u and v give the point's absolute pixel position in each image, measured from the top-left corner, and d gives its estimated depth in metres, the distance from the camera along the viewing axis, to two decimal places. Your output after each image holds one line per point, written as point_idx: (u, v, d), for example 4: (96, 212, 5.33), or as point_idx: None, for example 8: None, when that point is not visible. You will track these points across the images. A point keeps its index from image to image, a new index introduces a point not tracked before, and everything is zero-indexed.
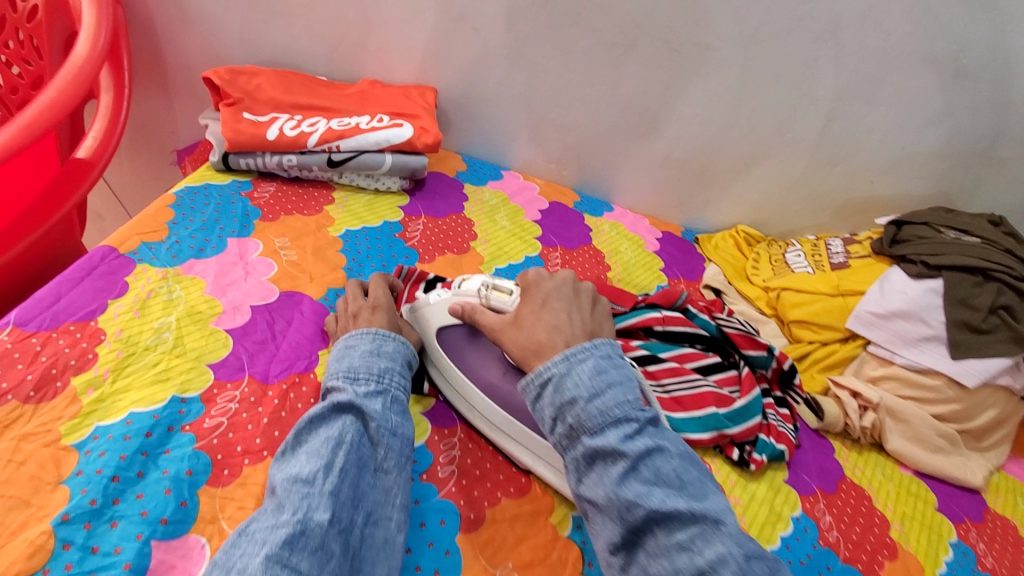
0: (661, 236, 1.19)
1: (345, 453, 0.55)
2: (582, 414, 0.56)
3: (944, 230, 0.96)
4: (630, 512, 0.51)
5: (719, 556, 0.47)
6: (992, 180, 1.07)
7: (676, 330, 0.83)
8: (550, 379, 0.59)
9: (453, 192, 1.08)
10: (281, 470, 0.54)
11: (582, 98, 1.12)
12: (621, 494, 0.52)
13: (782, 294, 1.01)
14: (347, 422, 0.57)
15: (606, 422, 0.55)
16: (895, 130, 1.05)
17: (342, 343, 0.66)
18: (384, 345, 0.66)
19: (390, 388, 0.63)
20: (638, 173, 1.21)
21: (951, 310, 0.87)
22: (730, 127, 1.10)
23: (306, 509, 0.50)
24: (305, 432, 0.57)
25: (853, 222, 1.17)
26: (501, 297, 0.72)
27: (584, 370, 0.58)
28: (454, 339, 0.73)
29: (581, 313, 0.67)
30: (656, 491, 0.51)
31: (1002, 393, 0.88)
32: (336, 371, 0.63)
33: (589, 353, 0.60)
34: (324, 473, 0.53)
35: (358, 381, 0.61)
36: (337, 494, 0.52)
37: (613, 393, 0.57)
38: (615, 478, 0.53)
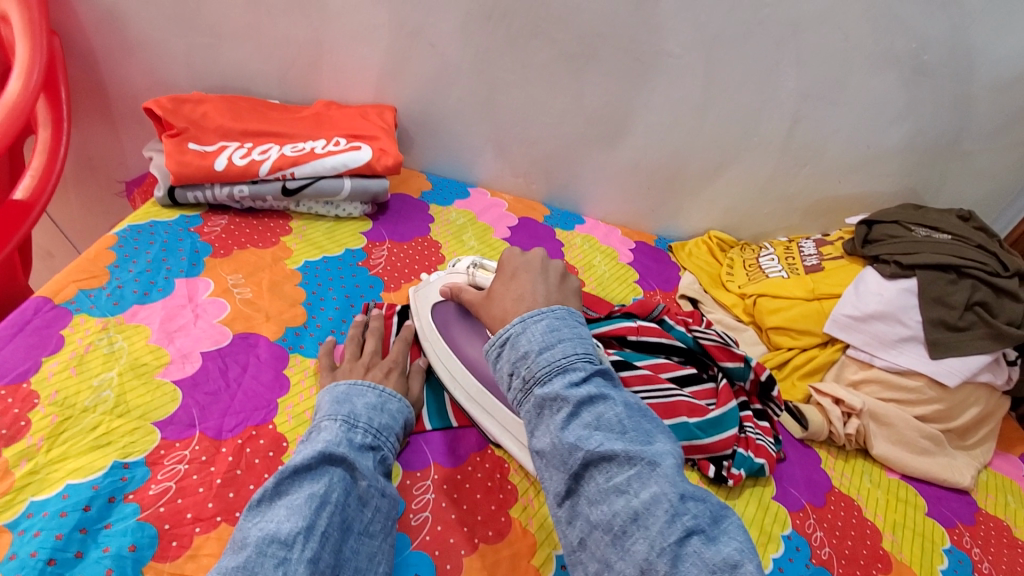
0: (634, 246, 1.18)
1: (329, 514, 0.50)
2: (531, 364, 0.50)
3: (915, 229, 0.96)
4: (571, 457, 0.46)
5: (654, 497, 0.42)
6: (956, 174, 1.08)
7: (650, 341, 0.81)
8: (506, 337, 0.53)
9: (418, 213, 1.04)
10: (254, 525, 0.49)
11: (546, 111, 1.10)
12: (563, 439, 0.46)
13: (758, 300, 0.99)
14: (334, 477, 0.53)
15: (554, 370, 0.49)
16: (860, 130, 1.05)
17: (339, 389, 0.64)
18: (388, 403, 0.64)
19: (383, 446, 0.60)
20: (607, 184, 1.19)
21: (927, 309, 0.86)
22: (697, 134, 1.09)
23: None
24: (287, 482, 0.52)
25: (822, 222, 1.18)
26: (484, 275, 0.76)
27: (537, 325, 0.52)
28: (446, 314, 0.77)
29: (549, 284, 0.60)
30: (597, 436, 0.46)
31: (984, 388, 0.87)
32: (334, 414, 0.59)
33: (545, 311, 0.54)
34: (305, 536, 0.48)
35: (356, 429, 0.59)
36: (316, 561, 0.47)
37: (564, 343, 0.51)
38: (558, 424, 0.47)
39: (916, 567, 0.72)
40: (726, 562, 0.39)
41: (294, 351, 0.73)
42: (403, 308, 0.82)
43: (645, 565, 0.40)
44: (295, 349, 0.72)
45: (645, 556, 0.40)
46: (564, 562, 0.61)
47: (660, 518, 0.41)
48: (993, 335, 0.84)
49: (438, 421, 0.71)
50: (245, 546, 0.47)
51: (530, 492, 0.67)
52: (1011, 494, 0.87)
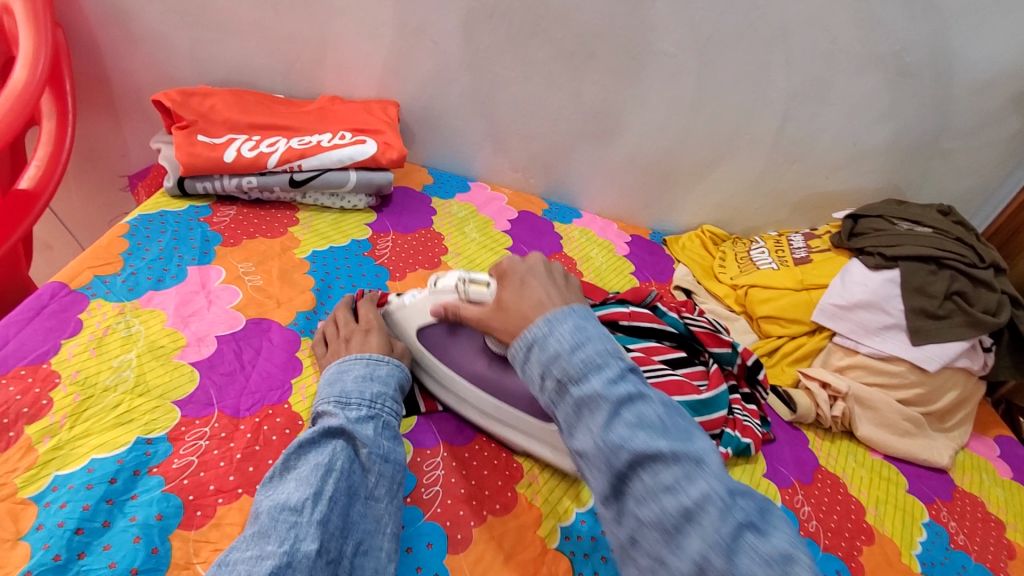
0: (630, 239, 1.21)
1: (335, 480, 0.53)
2: (566, 365, 0.49)
3: (898, 222, 1.01)
4: (617, 459, 0.45)
5: (706, 496, 0.42)
6: (937, 171, 1.13)
7: (643, 326, 0.84)
8: (533, 339, 0.51)
9: (421, 206, 1.07)
10: (267, 496, 0.53)
11: (545, 108, 1.13)
12: (608, 441, 0.45)
13: (749, 290, 1.03)
14: (337, 448, 0.56)
15: (590, 369, 0.48)
16: (846, 128, 1.09)
17: (334, 368, 0.65)
18: (378, 370, 0.65)
19: (381, 413, 0.61)
20: (604, 179, 1.22)
21: (908, 298, 0.90)
22: (690, 131, 1.13)
23: (293, 539, 0.48)
24: (293, 457, 0.55)
25: (810, 217, 1.22)
26: (479, 290, 0.67)
27: (563, 325, 0.51)
28: (435, 338, 0.72)
29: (558, 288, 0.58)
30: (641, 434, 0.45)
31: (961, 373, 0.91)
32: (328, 395, 0.61)
33: (569, 310, 0.52)
34: (313, 501, 0.51)
35: (352, 404, 0.61)
36: (325, 523, 0.51)
37: (594, 341, 0.50)
38: (601, 425, 0.46)
39: (898, 539, 0.76)
40: (780, 554, 0.40)
41: (305, 336, 0.75)
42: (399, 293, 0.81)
43: (706, 565, 0.40)
44: (307, 333, 0.75)
45: (704, 555, 0.41)
46: (567, 533, 0.64)
47: (712, 515, 0.42)
48: (969, 323, 0.89)
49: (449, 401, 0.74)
50: (259, 515, 0.51)
51: (535, 469, 0.70)
52: (987, 474, 0.91)
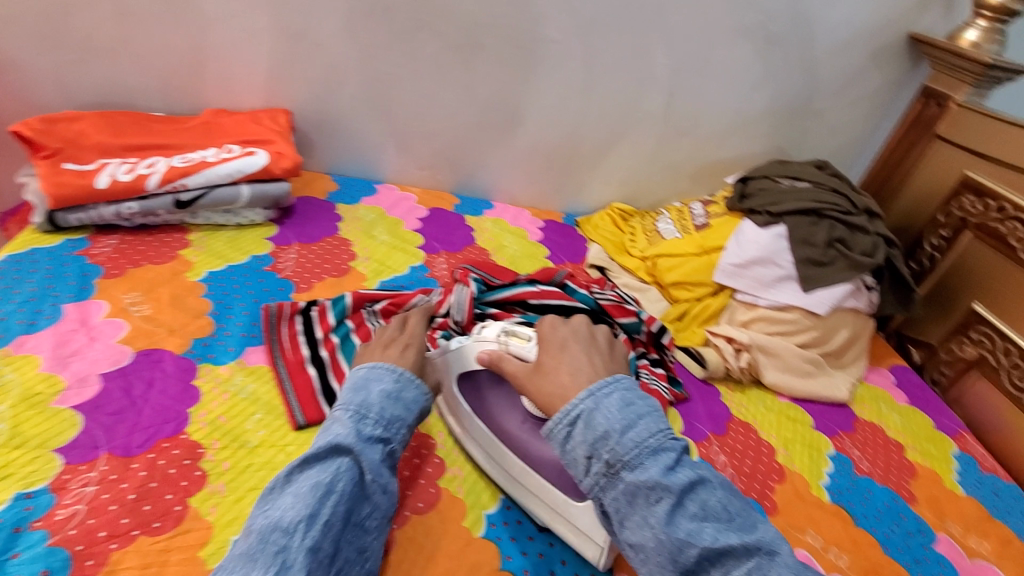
0: (543, 224, 1.23)
1: (333, 504, 0.51)
2: (618, 449, 0.52)
3: (781, 181, 1.08)
4: (682, 552, 0.48)
5: None
6: (814, 130, 1.22)
7: (552, 303, 0.87)
8: (578, 415, 0.55)
9: (325, 213, 1.04)
10: (262, 511, 0.51)
11: (442, 103, 1.13)
12: (672, 534, 0.48)
13: (657, 261, 1.08)
14: (341, 467, 0.54)
15: (644, 454, 0.52)
16: (728, 97, 1.15)
17: (362, 374, 0.64)
18: (405, 391, 0.63)
19: (394, 438, 0.59)
20: (511, 168, 1.23)
21: (796, 250, 0.97)
22: (587, 112, 1.16)
23: (281, 563, 0.46)
24: (295, 471, 0.54)
25: (709, 185, 1.29)
26: (522, 345, 0.67)
27: (611, 404, 0.55)
28: (475, 389, 0.74)
29: (600, 355, 0.64)
30: (708, 528, 0.49)
31: (850, 313, 0.99)
32: (349, 402, 0.60)
33: (612, 385, 0.57)
34: (307, 525, 0.49)
35: (368, 422, 0.58)
36: (315, 550, 0.48)
37: (644, 420, 0.54)
38: (663, 517, 0.49)
39: (806, 473, 0.82)
40: None
41: (203, 361, 0.71)
42: (307, 302, 0.82)
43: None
44: (203, 359, 0.71)
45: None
46: (494, 519, 0.65)
47: None
48: (850, 266, 0.96)
49: None
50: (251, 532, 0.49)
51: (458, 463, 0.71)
52: (883, 401, 1.00)
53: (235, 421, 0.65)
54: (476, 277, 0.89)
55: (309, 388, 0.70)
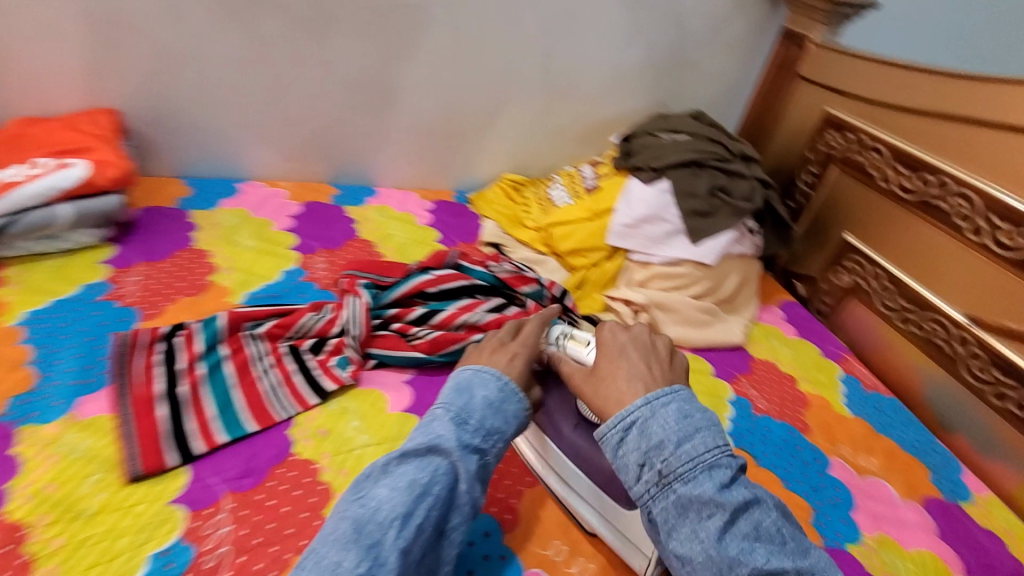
0: (432, 206, 1.16)
1: (428, 506, 0.48)
2: (673, 460, 0.50)
3: (662, 135, 1.08)
4: (735, 567, 0.46)
5: None
6: (690, 80, 1.22)
7: (450, 287, 0.84)
8: (633, 421, 0.53)
9: (176, 224, 0.91)
10: (356, 500, 0.49)
11: (300, 85, 1.02)
12: (724, 552, 0.47)
13: (551, 230, 1.05)
14: (438, 469, 0.50)
15: (699, 468, 0.50)
16: (603, 54, 1.13)
17: (460, 376, 0.59)
18: (505, 405, 0.57)
19: (490, 451, 0.55)
20: (391, 148, 1.14)
21: (681, 203, 0.98)
22: (462, 82, 1.09)
23: (372, 561, 0.44)
24: (394, 462, 0.51)
25: (598, 145, 1.27)
26: (579, 347, 0.66)
27: (669, 413, 0.53)
28: None
29: (661, 364, 0.60)
30: (761, 549, 0.47)
31: (737, 258, 1.02)
32: (450, 404, 0.56)
33: (671, 394, 0.55)
34: (402, 522, 0.46)
35: (468, 428, 0.54)
36: (407, 552, 0.46)
37: (702, 433, 0.52)
38: (715, 533, 0.47)
39: None
40: None
41: (23, 424, 0.60)
42: (170, 326, 0.72)
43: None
44: (22, 421, 0.60)
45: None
46: None
47: None
48: (733, 213, 0.98)
49: (231, 431, 0.63)
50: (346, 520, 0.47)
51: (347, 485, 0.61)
52: (775, 338, 1.04)
53: (67, 487, 0.56)
54: (366, 281, 0.83)
55: (154, 433, 0.61)
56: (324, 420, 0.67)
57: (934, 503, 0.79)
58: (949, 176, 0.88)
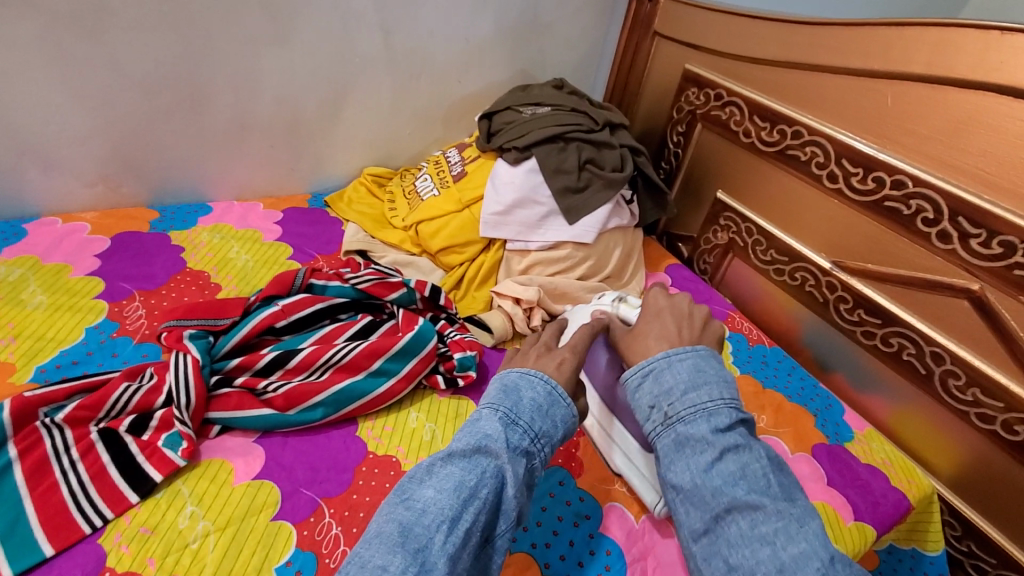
0: (283, 215, 1.01)
1: (475, 511, 0.47)
2: (676, 403, 0.53)
3: (524, 109, 1.00)
4: (716, 499, 0.49)
5: (802, 552, 0.45)
6: (550, 45, 1.15)
7: (303, 315, 0.73)
8: (650, 369, 0.56)
9: None
10: (402, 502, 0.47)
11: (81, 94, 0.83)
12: (709, 482, 0.49)
13: (419, 228, 0.96)
14: (487, 473, 0.49)
15: (699, 413, 0.52)
16: (451, 25, 1.02)
17: (510, 375, 0.57)
18: (553, 407, 0.55)
19: (537, 455, 0.52)
20: (222, 156, 0.98)
21: (551, 181, 0.91)
22: (293, 72, 0.95)
23: (420, 566, 0.43)
24: (439, 463, 0.50)
25: (463, 125, 1.17)
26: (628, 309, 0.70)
27: (683, 366, 0.55)
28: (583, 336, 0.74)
29: (692, 330, 0.60)
30: (743, 487, 0.49)
31: (617, 232, 0.98)
32: (497, 403, 0.54)
33: (690, 351, 0.56)
34: (449, 527, 0.45)
35: (518, 429, 0.52)
36: (456, 558, 0.45)
37: (710, 385, 0.54)
38: (703, 464, 0.50)
39: None
40: None
41: None
42: None
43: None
44: None
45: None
46: None
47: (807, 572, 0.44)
48: (606, 185, 0.93)
49: (18, 561, 0.50)
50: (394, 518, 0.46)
51: None
52: None
53: None
54: (193, 329, 0.68)
55: None
56: (149, 513, 0.55)
57: (822, 450, 0.81)
58: (802, 125, 0.88)
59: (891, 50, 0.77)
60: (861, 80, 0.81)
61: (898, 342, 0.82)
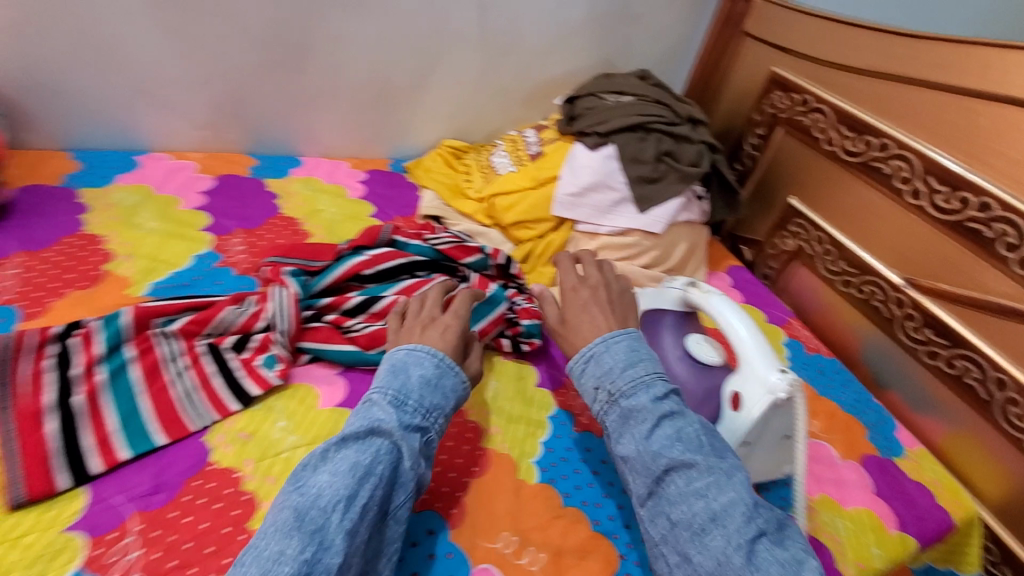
0: (365, 176, 1.07)
1: (372, 487, 0.47)
2: (619, 381, 0.58)
3: (607, 97, 1.03)
4: (655, 463, 0.53)
5: (732, 501, 0.50)
6: (636, 36, 1.16)
7: (387, 267, 0.78)
8: (591, 353, 0.61)
9: (63, 205, 0.80)
10: (295, 489, 0.47)
11: (200, 41, 0.89)
12: (650, 448, 0.53)
13: (494, 201, 0.98)
14: (381, 450, 0.50)
15: (639, 386, 0.57)
16: (544, 7, 1.05)
17: (403, 354, 0.59)
18: (445, 379, 0.58)
19: (431, 428, 0.55)
20: (316, 114, 1.04)
21: (627, 169, 0.94)
22: (391, 39, 0.99)
23: (316, 547, 0.43)
24: (333, 448, 0.50)
25: (542, 108, 1.20)
26: (699, 294, 0.76)
27: (620, 346, 0.60)
28: (657, 321, 0.80)
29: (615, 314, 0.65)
30: (680, 447, 0.53)
31: (685, 226, 0.99)
32: (385, 387, 0.55)
33: (625, 332, 0.62)
34: (346, 506, 0.45)
35: (406, 409, 0.54)
36: (353, 534, 0.45)
37: (645, 361, 0.59)
38: (644, 434, 0.54)
39: None
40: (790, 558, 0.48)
41: None
42: (65, 324, 0.63)
43: (723, 557, 0.47)
44: None
45: (723, 549, 0.48)
46: None
47: (736, 518, 0.49)
48: (680, 178, 0.95)
49: (137, 445, 0.56)
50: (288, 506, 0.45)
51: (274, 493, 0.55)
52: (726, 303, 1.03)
53: None
54: (292, 268, 0.74)
55: (40, 451, 0.53)
56: (246, 422, 0.61)
57: (872, 461, 0.81)
58: (890, 138, 0.88)
59: (991, 69, 0.77)
60: (959, 97, 0.80)
61: (962, 365, 0.82)
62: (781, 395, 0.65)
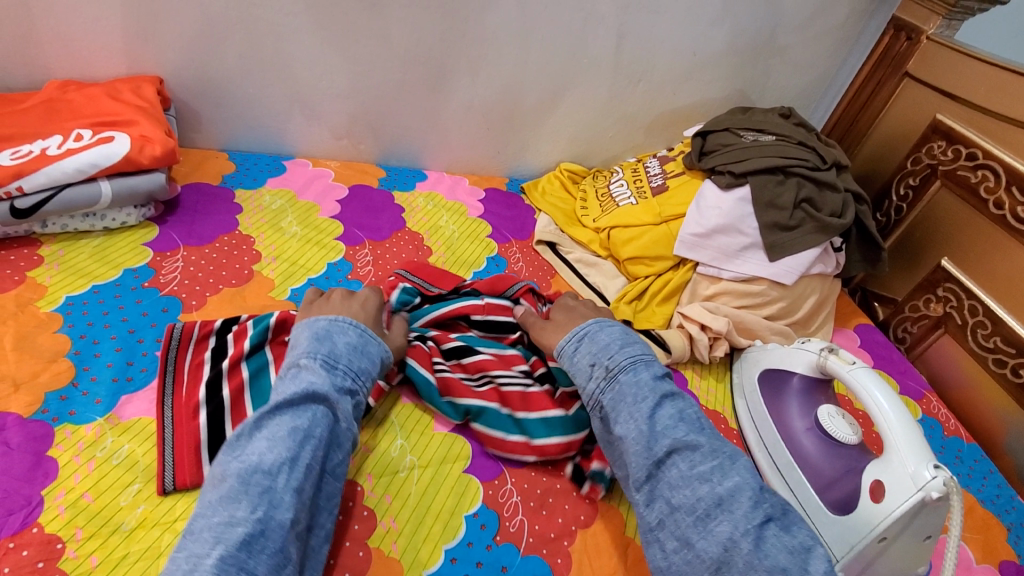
0: (484, 194, 1.09)
1: (312, 449, 0.51)
2: (618, 361, 0.62)
3: (744, 133, 0.97)
4: (657, 445, 0.55)
5: (737, 486, 0.52)
6: (777, 69, 1.09)
7: (496, 321, 0.77)
8: (585, 335, 0.66)
9: (221, 204, 0.87)
10: (234, 458, 0.49)
11: (351, 58, 0.94)
12: (653, 427, 0.57)
13: (611, 233, 0.96)
14: (318, 413, 0.53)
15: (637, 367, 0.62)
16: (684, 36, 1.02)
17: (322, 325, 0.61)
18: (369, 343, 0.61)
19: (362, 389, 0.58)
20: (444, 131, 1.07)
21: (761, 214, 0.88)
22: (526, 63, 1.00)
23: (266, 506, 0.46)
24: (267, 416, 0.52)
25: (666, 136, 1.16)
26: (839, 362, 0.70)
27: (617, 333, 0.66)
28: (780, 382, 0.78)
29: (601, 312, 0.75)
30: (681, 428, 0.57)
31: (817, 279, 0.92)
32: (314, 351, 0.57)
33: (620, 323, 0.68)
34: (289, 468, 0.48)
35: (336, 372, 0.56)
36: (299, 491, 0.48)
37: (641, 347, 0.65)
38: (646, 413, 0.57)
39: None
40: (797, 545, 0.49)
41: (62, 422, 0.58)
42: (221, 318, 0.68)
43: (730, 542, 0.49)
44: (64, 419, 0.58)
45: (728, 534, 0.49)
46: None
47: (742, 503, 0.51)
48: (819, 229, 0.88)
49: None
50: (226, 478, 0.48)
51: (390, 512, 0.59)
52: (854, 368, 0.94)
53: (104, 498, 0.53)
54: (410, 285, 0.77)
55: (191, 442, 0.57)
56: (369, 436, 0.64)
57: (1012, 568, 0.71)
58: None
59: None
60: None
61: None
62: (932, 494, 0.58)
